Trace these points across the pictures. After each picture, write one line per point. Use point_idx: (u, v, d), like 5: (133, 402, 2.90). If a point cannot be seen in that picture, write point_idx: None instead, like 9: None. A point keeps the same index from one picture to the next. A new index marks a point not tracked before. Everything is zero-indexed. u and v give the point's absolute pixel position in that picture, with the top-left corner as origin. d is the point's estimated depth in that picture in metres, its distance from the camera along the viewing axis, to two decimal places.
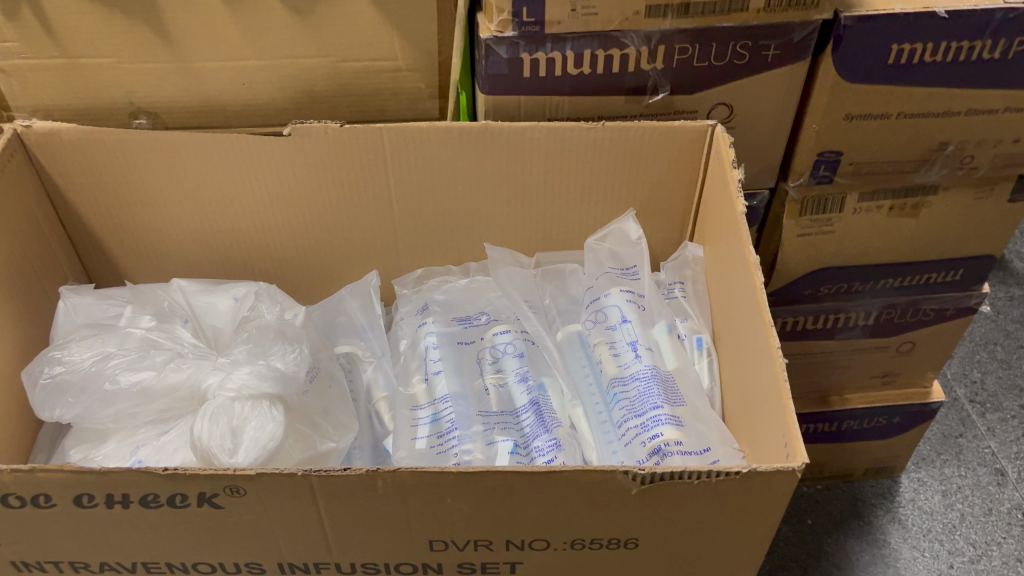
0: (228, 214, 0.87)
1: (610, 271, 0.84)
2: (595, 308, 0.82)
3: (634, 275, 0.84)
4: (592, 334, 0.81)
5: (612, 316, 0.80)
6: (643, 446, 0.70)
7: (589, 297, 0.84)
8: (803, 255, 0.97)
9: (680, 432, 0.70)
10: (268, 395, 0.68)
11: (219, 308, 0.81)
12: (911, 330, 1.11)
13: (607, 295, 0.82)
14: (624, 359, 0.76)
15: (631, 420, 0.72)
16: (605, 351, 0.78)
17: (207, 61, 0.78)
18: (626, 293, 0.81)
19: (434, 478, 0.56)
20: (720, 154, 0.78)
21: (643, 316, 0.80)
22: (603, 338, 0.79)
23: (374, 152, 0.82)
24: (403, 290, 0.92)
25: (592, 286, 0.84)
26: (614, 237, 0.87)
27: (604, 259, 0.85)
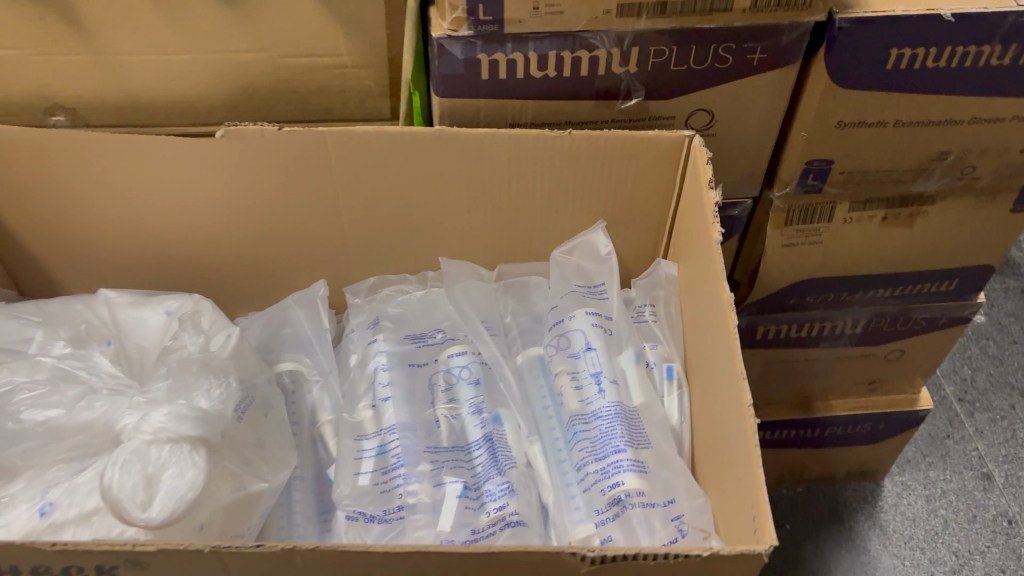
0: (161, 218, 0.80)
1: (576, 290, 0.78)
2: (558, 331, 0.75)
3: (601, 294, 0.77)
4: (553, 361, 0.74)
5: (576, 343, 0.73)
6: (602, 495, 0.65)
7: (553, 317, 0.77)
8: (788, 265, 0.91)
9: (643, 482, 0.65)
10: (189, 438, 0.62)
11: (150, 324, 0.75)
12: (900, 338, 1.05)
13: (571, 318, 0.75)
14: (587, 394, 0.70)
15: (590, 464, 0.67)
16: (566, 383, 0.72)
17: (129, 55, 0.70)
18: (592, 316, 0.74)
19: (358, 557, 0.50)
20: (698, 170, 0.71)
21: (609, 342, 0.73)
22: (565, 367, 0.73)
23: (317, 156, 0.75)
24: (354, 299, 0.85)
25: (556, 305, 0.77)
26: (581, 251, 0.80)
27: (570, 275, 0.79)
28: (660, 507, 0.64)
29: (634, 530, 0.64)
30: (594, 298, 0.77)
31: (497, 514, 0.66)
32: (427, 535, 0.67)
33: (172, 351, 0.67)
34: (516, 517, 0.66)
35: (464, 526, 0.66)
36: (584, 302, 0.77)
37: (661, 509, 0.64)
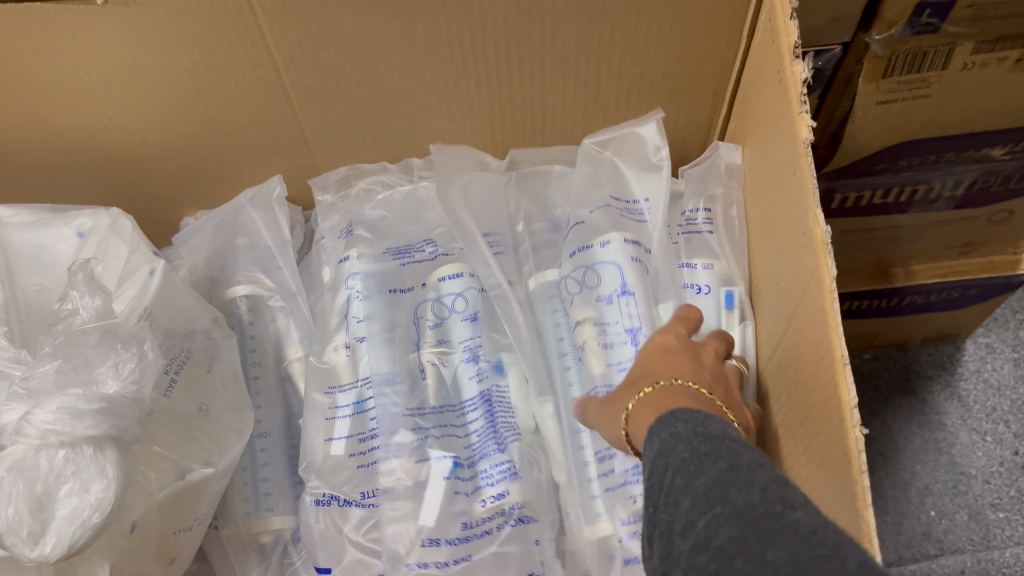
0: (53, 110, 0.60)
1: (612, 206, 0.59)
2: (581, 262, 0.56)
3: (640, 214, 0.59)
4: (574, 304, 0.56)
5: (606, 280, 0.55)
6: (629, 502, 0.51)
7: (575, 238, 0.58)
8: (882, 128, 0.69)
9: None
10: (91, 438, 0.47)
11: (57, 251, 0.59)
12: (1010, 199, 0.85)
13: (603, 245, 0.56)
14: (621, 359, 0.53)
15: (618, 458, 0.51)
16: (591, 338, 0.54)
17: None
18: (632, 246, 0.55)
19: None
20: (777, 26, 0.49)
21: (648, 285, 0.55)
22: (590, 317, 0.54)
23: (242, 20, 0.53)
24: (324, 196, 0.67)
25: (581, 222, 0.58)
26: (618, 145, 0.61)
27: (604, 176, 0.61)
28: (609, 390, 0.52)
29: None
30: (632, 216, 0.59)
31: (495, 505, 0.51)
32: (407, 532, 0.52)
33: (65, 318, 0.50)
34: (519, 511, 0.52)
35: (455, 517, 0.51)
36: (621, 222, 0.58)
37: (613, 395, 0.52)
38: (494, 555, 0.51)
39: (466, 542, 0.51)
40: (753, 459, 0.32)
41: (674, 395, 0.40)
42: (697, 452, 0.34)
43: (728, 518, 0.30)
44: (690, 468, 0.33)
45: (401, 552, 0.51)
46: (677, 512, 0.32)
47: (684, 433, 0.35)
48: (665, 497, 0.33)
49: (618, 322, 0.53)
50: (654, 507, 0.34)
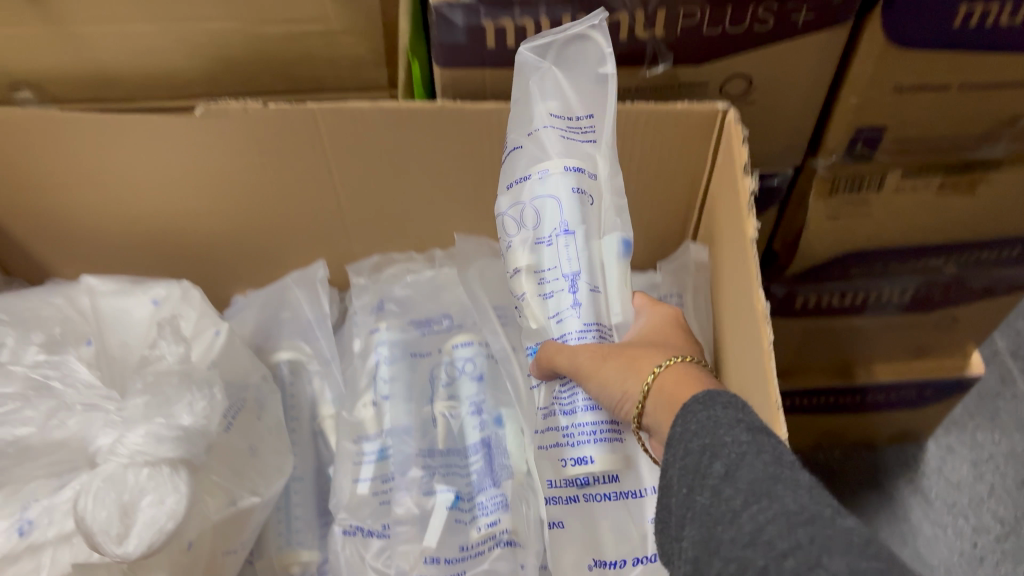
0: (142, 197, 0.73)
1: (555, 126, 0.61)
2: (516, 198, 0.61)
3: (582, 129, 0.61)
4: (517, 242, 0.61)
5: (545, 216, 0.60)
6: (558, 466, 0.57)
7: (518, 164, 0.61)
8: (834, 238, 0.82)
9: (616, 464, 0.56)
10: (169, 460, 0.57)
11: (135, 315, 0.69)
12: (953, 307, 0.97)
13: (543, 175, 0.60)
14: (558, 309, 0.59)
15: (557, 421, 0.58)
16: (531, 286, 0.60)
17: (92, 29, 0.62)
18: (573, 179, 0.60)
19: None
20: (733, 149, 0.62)
21: (589, 224, 0.60)
22: (533, 259, 0.60)
23: (306, 132, 0.67)
24: (358, 278, 0.78)
25: (520, 146, 0.61)
26: (564, 56, 0.59)
27: (540, 86, 0.60)
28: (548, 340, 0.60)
29: (593, 523, 0.57)
30: (579, 134, 0.61)
31: (487, 531, 0.62)
32: (413, 551, 0.62)
33: (152, 360, 0.61)
34: (508, 536, 0.62)
35: (453, 541, 0.62)
36: (566, 145, 0.61)
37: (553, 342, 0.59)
38: (484, 572, 0.61)
39: (461, 561, 0.61)
40: (788, 455, 0.43)
41: (699, 372, 0.51)
42: (739, 440, 0.44)
43: (777, 513, 0.39)
44: (732, 455, 0.43)
45: (406, 567, 0.62)
46: (718, 492, 0.42)
47: (726, 417, 0.45)
48: (705, 475, 0.43)
49: (557, 265, 0.60)
50: (691, 478, 0.44)
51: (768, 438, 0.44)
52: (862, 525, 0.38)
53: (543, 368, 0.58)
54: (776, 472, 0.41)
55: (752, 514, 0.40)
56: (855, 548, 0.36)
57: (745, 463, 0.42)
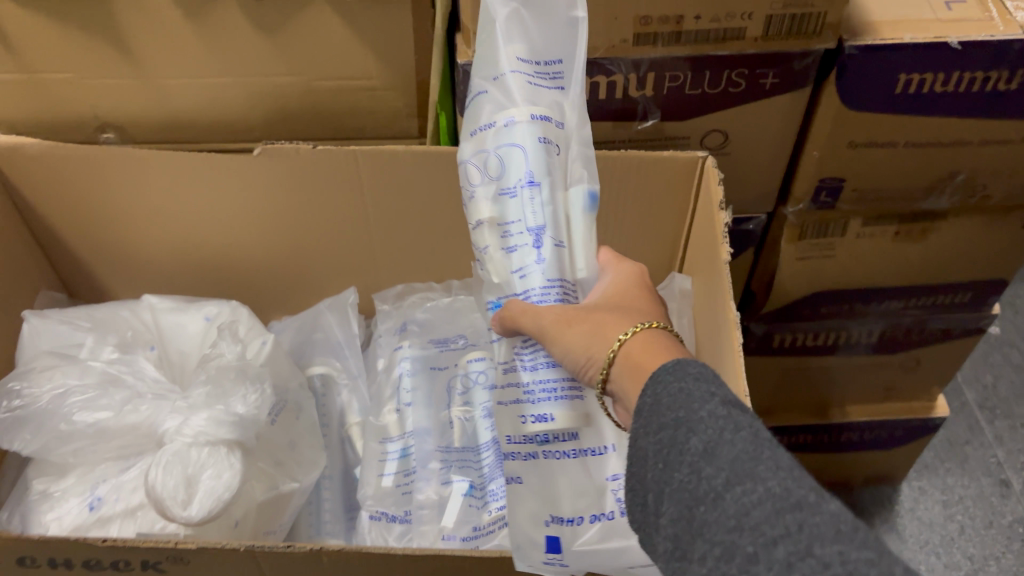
0: (201, 227, 0.84)
1: (522, 73, 0.60)
2: (479, 145, 0.60)
3: (551, 76, 0.61)
4: (480, 191, 0.60)
5: (511, 165, 0.58)
6: (518, 423, 0.58)
7: (484, 109, 0.60)
8: (804, 279, 0.93)
9: (575, 421, 0.57)
10: (226, 441, 0.66)
11: (190, 329, 0.78)
12: (915, 349, 1.08)
13: (509, 123, 0.59)
14: (521, 265, 0.59)
15: (518, 379, 0.59)
16: (494, 239, 0.60)
17: (174, 79, 0.74)
18: (539, 128, 0.59)
19: (365, 559, 0.55)
20: (710, 191, 0.73)
21: (553, 176, 0.59)
22: (499, 211, 0.59)
23: (347, 171, 0.78)
24: (382, 304, 0.89)
25: (485, 91, 0.60)
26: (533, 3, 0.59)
27: (508, 30, 0.60)
28: (509, 295, 0.59)
29: (553, 478, 0.59)
30: (545, 80, 0.60)
31: (497, 513, 0.69)
32: (432, 531, 0.71)
33: (212, 358, 0.72)
34: None
35: (468, 522, 0.70)
36: (532, 93, 0.60)
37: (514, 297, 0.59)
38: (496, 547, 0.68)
39: (475, 538, 0.69)
40: (763, 432, 0.44)
41: (668, 342, 0.52)
42: (713, 416, 0.44)
43: (760, 497, 0.40)
44: (708, 432, 0.44)
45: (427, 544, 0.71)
46: (697, 469, 0.43)
47: (697, 391, 0.46)
48: (682, 453, 0.44)
49: (522, 218, 0.59)
50: (667, 455, 0.45)
51: (742, 413, 0.45)
52: (847, 510, 0.39)
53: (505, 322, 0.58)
54: (753, 449, 0.42)
55: (736, 496, 0.41)
56: (840, 533, 0.37)
57: (726, 441, 0.43)
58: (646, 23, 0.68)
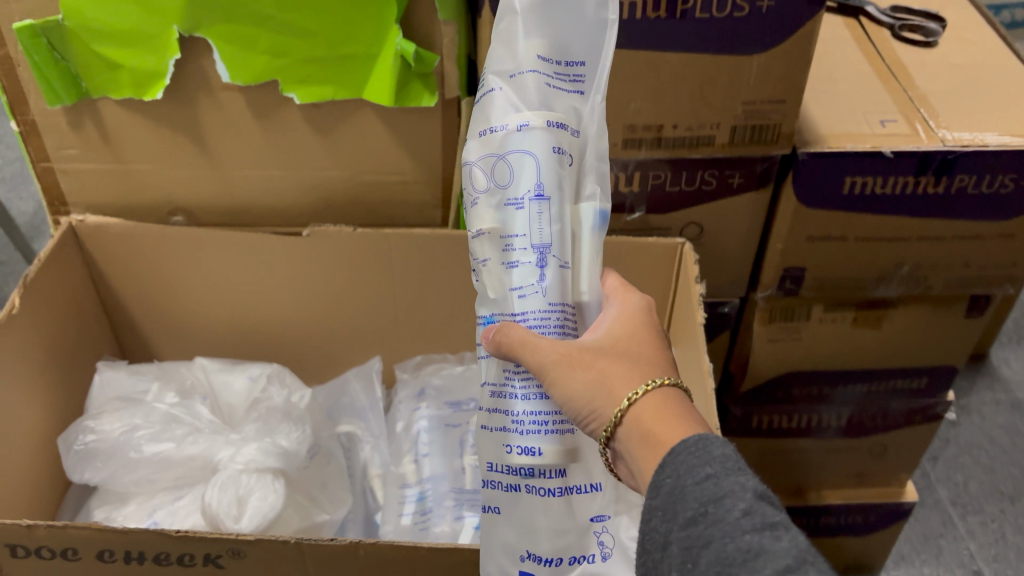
0: (250, 302, 0.98)
1: (541, 72, 0.56)
2: (488, 148, 0.56)
3: (569, 79, 0.57)
4: (486, 199, 0.56)
5: (522, 173, 0.55)
6: (506, 451, 0.58)
7: (495, 107, 0.56)
8: (775, 360, 1.05)
9: (562, 458, 0.57)
10: (272, 469, 0.77)
11: (236, 387, 0.89)
12: (882, 434, 1.18)
13: (523, 127, 0.55)
14: (521, 284, 0.56)
15: (509, 406, 0.58)
16: (495, 252, 0.57)
17: (239, 171, 0.89)
18: (553, 138, 0.55)
19: (394, 552, 0.65)
20: (688, 269, 0.87)
21: (562, 189, 0.56)
22: (503, 222, 0.56)
23: (381, 252, 0.92)
24: (403, 374, 1.01)
25: (498, 89, 0.56)
26: None
27: (532, 20, 0.56)
28: (506, 313, 0.57)
29: (531, 513, 0.59)
30: (564, 83, 0.57)
31: None
32: None
33: (262, 402, 0.85)
34: None
35: None
36: (547, 97, 0.56)
37: (511, 319, 0.57)
38: None
39: None
40: (799, 539, 0.45)
41: (678, 403, 0.53)
42: (742, 514, 0.46)
43: None
44: (742, 536, 0.45)
45: None
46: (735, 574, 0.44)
47: (724, 484, 0.48)
48: (718, 556, 0.45)
49: (527, 233, 0.56)
50: (697, 550, 0.47)
51: (773, 515, 0.46)
52: None
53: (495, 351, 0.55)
54: (792, 558, 0.43)
55: None
56: None
57: (765, 551, 0.44)
58: (633, 131, 0.84)
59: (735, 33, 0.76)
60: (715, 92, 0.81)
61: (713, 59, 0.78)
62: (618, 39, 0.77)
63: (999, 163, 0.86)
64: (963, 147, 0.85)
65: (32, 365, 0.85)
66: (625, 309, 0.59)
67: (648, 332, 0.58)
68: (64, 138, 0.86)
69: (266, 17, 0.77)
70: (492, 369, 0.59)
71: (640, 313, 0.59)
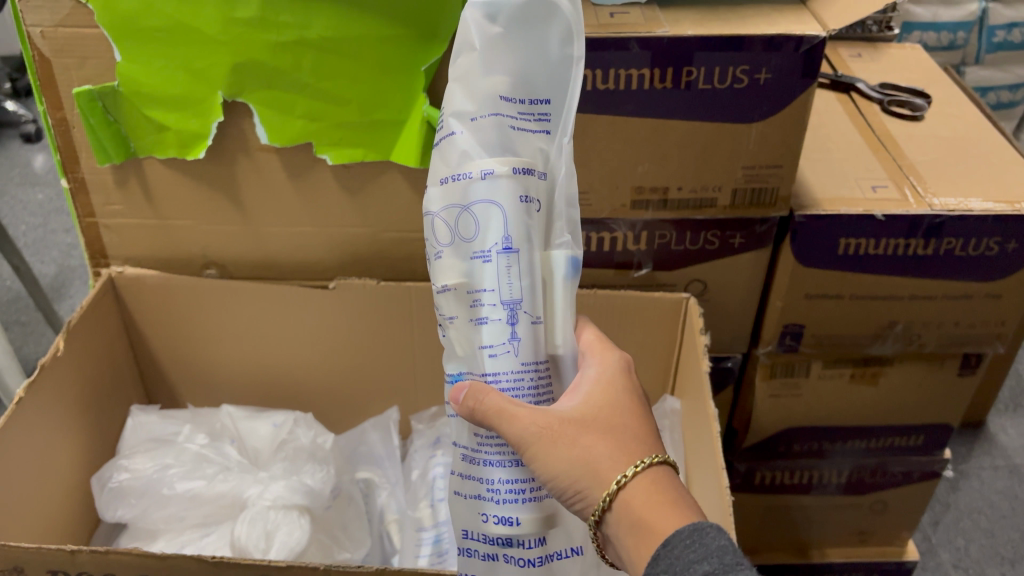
0: (273, 351, 1.03)
1: (504, 114, 0.57)
2: (452, 199, 0.57)
3: (535, 119, 0.58)
4: (451, 252, 0.57)
5: (488, 227, 0.56)
6: (482, 520, 0.60)
7: (457, 155, 0.57)
8: (776, 415, 1.10)
9: (539, 525, 0.59)
10: (298, 505, 0.81)
11: (261, 433, 0.92)
12: (882, 491, 1.21)
13: (487, 174, 0.56)
14: (493, 343, 0.57)
15: (482, 475, 0.60)
16: (463, 309, 0.58)
17: (271, 227, 0.95)
18: (519, 187, 0.56)
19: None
20: (693, 322, 0.92)
21: (529, 237, 0.57)
22: (469, 276, 0.57)
23: (402, 305, 0.97)
24: (418, 424, 1.05)
25: (458, 133, 0.57)
26: (524, 28, 0.57)
27: (491, 59, 0.57)
28: (477, 372, 0.58)
29: None
30: (530, 123, 0.58)
31: None
32: None
33: (289, 442, 0.90)
34: None
35: None
36: (512, 139, 0.57)
37: (481, 378, 0.58)
38: None
39: None
40: None
41: (668, 484, 0.55)
42: None
43: None
44: None
45: None
46: None
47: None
48: None
49: (496, 288, 0.57)
50: None
51: None
52: None
53: (467, 413, 0.57)
54: None
55: None
56: None
57: None
58: (641, 192, 0.90)
59: (735, 103, 0.83)
60: (716, 157, 0.87)
61: (714, 127, 0.85)
62: (627, 107, 0.83)
63: (983, 227, 0.92)
64: (949, 211, 0.91)
65: (69, 408, 0.90)
66: (603, 373, 0.61)
67: (628, 397, 0.60)
68: (109, 195, 0.93)
69: (304, 85, 0.84)
70: (465, 434, 0.61)
71: (618, 377, 0.61)
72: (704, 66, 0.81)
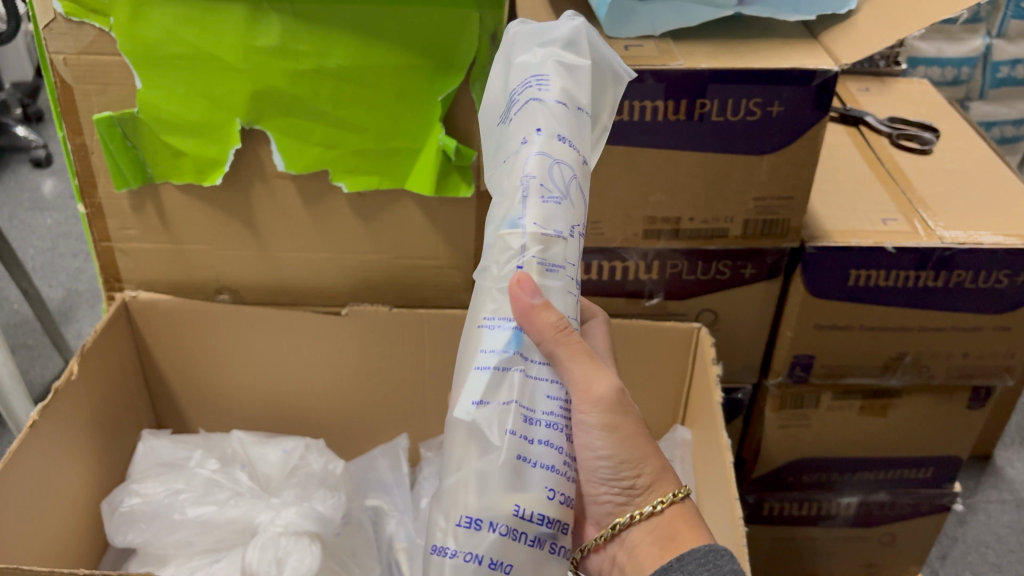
0: (285, 376, 1.03)
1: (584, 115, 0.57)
2: (563, 159, 0.52)
3: None
4: (556, 206, 0.52)
5: (580, 203, 0.54)
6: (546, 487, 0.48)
7: (567, 122, 0.53)
8: (785, 445, 1.09)
9: None
10: (309, 532, 0.80)
11: (271, 458, 0.92)
12: (891, 523, 1.21)
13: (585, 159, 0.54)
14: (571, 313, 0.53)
15: (547, 436, 0.50)
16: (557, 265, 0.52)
17: (286, 253, 0.95)
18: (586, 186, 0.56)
19: None
20: (705, 351, 0.93)
21: None
22: (569, 240, 0.52)
23: (414, 331, 0.98)
24: (427, 452, 1.05)
25: (565, 103, 0.53)
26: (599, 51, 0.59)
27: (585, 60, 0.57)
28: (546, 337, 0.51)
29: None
30: None
31: None
32: None
33: (300, 468, 0.90)
34: None
35: None
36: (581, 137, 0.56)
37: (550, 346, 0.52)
38: None
39: None
40: None
41: (694, 518, 0.60)
42: None
43: None
44: None
45: None
46: None
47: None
48: None
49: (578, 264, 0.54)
50: None
51: None
52: None
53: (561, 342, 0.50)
54: None
55: None
56: None
57: None
58: (653, 222, 0.91)
59: (747, 134, 0.84)
60: (729, 188, 0.88)
61: (727, 157, 0.86)
62: (640, 138, 0.84)
63: (993, 259, 0.92)
64: (959, 244, 0.92)
65: (81, 431, 0.89)
66: None
67: None
68: (126, 219, 0.93)
69: (322, 114, 0.85)
70: (529, 390, 0.50)
71: None
72: (717, 99, 0.82)
